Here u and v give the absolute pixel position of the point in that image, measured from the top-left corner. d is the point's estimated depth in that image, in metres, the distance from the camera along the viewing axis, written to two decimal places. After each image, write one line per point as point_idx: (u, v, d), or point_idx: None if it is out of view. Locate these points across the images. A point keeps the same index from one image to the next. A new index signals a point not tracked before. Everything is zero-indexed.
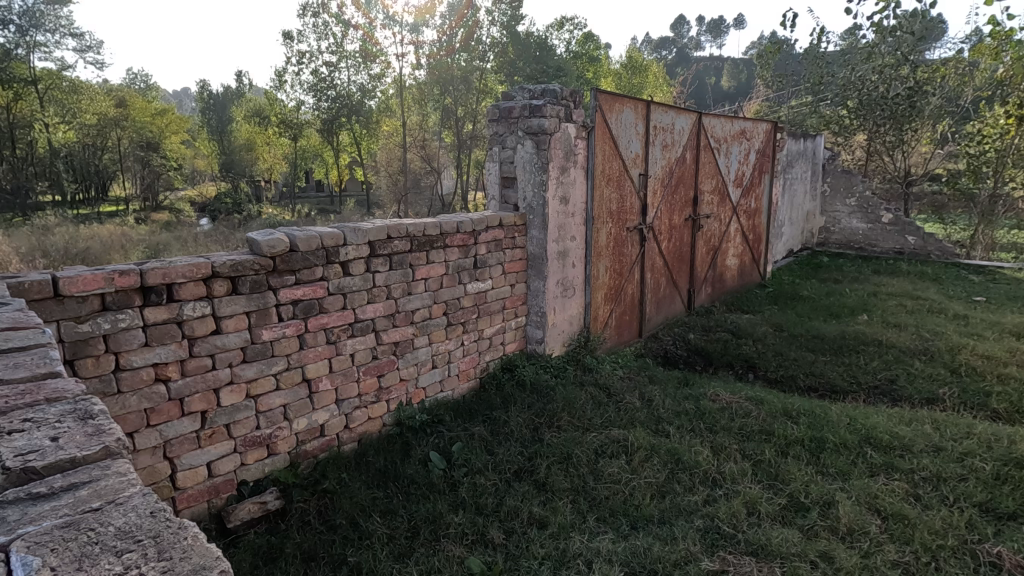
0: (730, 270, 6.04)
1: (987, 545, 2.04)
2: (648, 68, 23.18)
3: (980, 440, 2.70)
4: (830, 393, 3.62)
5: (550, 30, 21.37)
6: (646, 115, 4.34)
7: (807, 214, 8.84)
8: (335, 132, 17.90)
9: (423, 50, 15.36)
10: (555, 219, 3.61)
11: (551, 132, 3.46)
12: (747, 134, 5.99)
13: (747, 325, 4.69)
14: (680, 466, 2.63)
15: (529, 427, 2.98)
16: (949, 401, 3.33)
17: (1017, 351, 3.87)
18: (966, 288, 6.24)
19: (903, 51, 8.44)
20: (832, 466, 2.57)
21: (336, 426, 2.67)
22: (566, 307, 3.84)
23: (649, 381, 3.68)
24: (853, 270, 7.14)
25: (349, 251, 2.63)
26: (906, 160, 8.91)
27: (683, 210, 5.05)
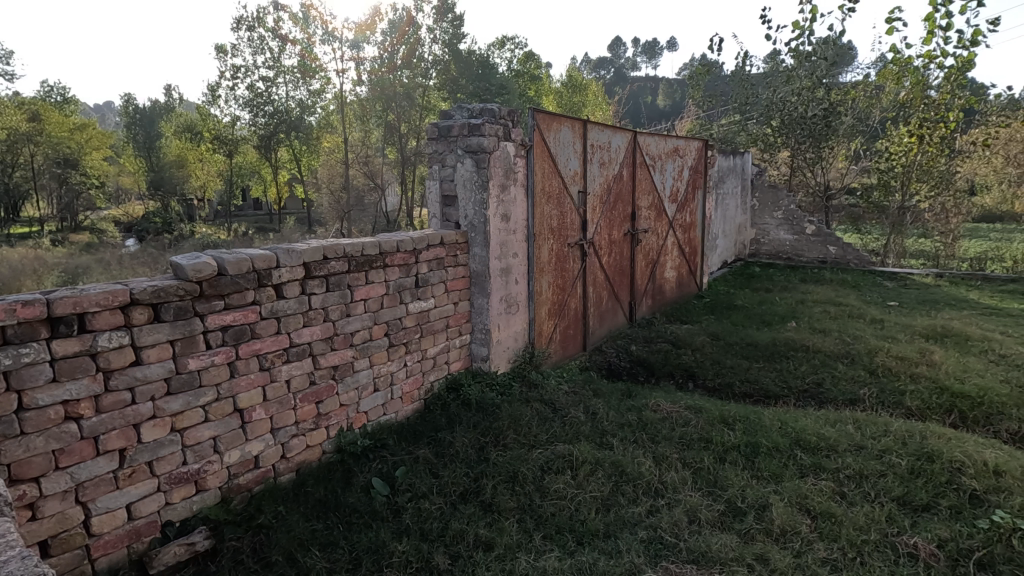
0: (669, 282, 6.25)
1: (905, 537, 2.17)
2: (588, 87, 23.92)
3: (896, 437, 2.88)
4: (763, 398, 3.79)
5: (492, 49, 21.71)
6: (583, 133, 4.46)
7: (739, 226, 9.31)
8: (273, 149, 17.38)
9: (364, 66, 15.24)
10: (497, 237, 3.62)
11: (490, 150, 3.48)
12: (680, 152, 6.26)
13: (686, 336, 4.85)
14: (623, 477, 2.66)
15: (474, 447, 2.95)
16: (869, 401, 3.55)
17: (927, 352, 4.19)
18: (882, 293, 6.72)
19: (817, 75, 9.00)
20: (765, 469, 2.68)
21: (272, 456, 2.55)
22: (510, 324, 3.85)
23: (593, 395, 3.72)
24: (782, 280, 7.56)
25: (283, 273, 2.53)
26: (825, 176, 9.58)
27: (622, 225, 5.20)
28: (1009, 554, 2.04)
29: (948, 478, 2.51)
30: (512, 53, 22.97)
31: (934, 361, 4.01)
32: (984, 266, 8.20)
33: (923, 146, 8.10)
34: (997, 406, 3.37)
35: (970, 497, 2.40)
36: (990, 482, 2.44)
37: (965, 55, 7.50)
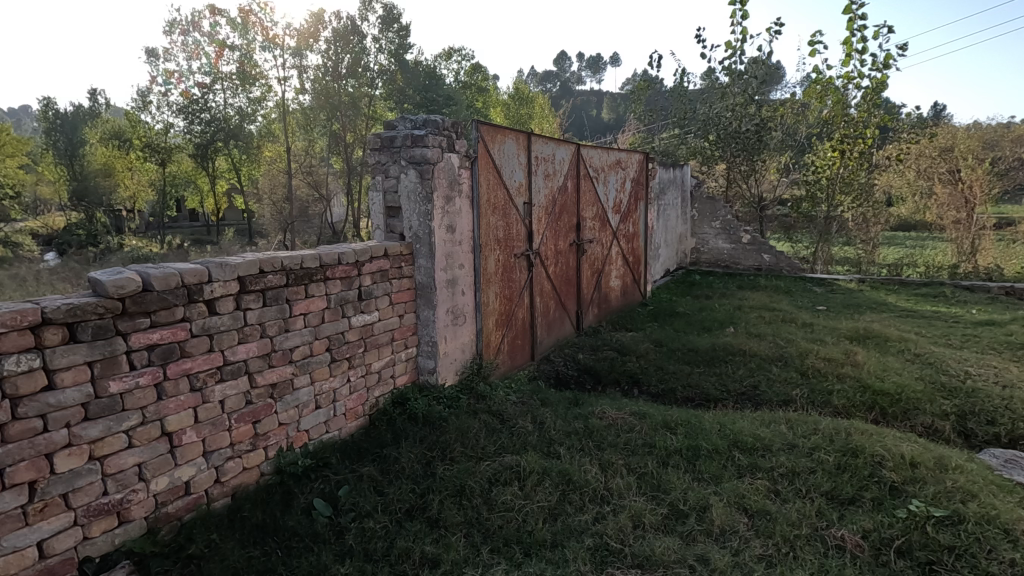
0: (614, 290, 6.39)
1: (833, 530, 2.29)
2: (535, 99, 24.32)
3: (824, 435, 3.04)
4: (704, 402, 3.93)
5: (438, 59, 21.75)
6: (527, 146, 4.51)
7: (680, 236, 9.65)
8: (210, 158, 16.66)
9: (307, 74, 14.89)
10: (442, 248, 3.60)
11: (434, 162, 3.47)
12: (623, 164, 6.44)
13: (630, 343, 4.97)
14: (570, 486, 2.69)
15: (421, 462, 2.90)
16: (800, 401, 3.74)
17: (851, 353, 4.47)
18: (812, 299, 7.12)
19: (749, 92, 9.50)
20: (706, 471, 2.77)
21: (204, 481, 2.41)
22: (457, 336, 3.82)
23: (541, 404, 3.75)
24: (721, 287, 7.87)
25: (216, 288, 2.42)
26: (758, 187, 10.09)
27: (567, 236, 5.28)
28: (925, 540, 2.19)
29: (871, 471, 2.66)
30: (459, 65, 23.10)
31: (857, 361, 4.27)
32: (901, 271, 8.84)
33: (845, 161, 8.68)
34: (912, 401, 3.62)
35: (890, 488, 2.56)
36: (907, 473, 2.62)
37: (879, 76, 8.10)
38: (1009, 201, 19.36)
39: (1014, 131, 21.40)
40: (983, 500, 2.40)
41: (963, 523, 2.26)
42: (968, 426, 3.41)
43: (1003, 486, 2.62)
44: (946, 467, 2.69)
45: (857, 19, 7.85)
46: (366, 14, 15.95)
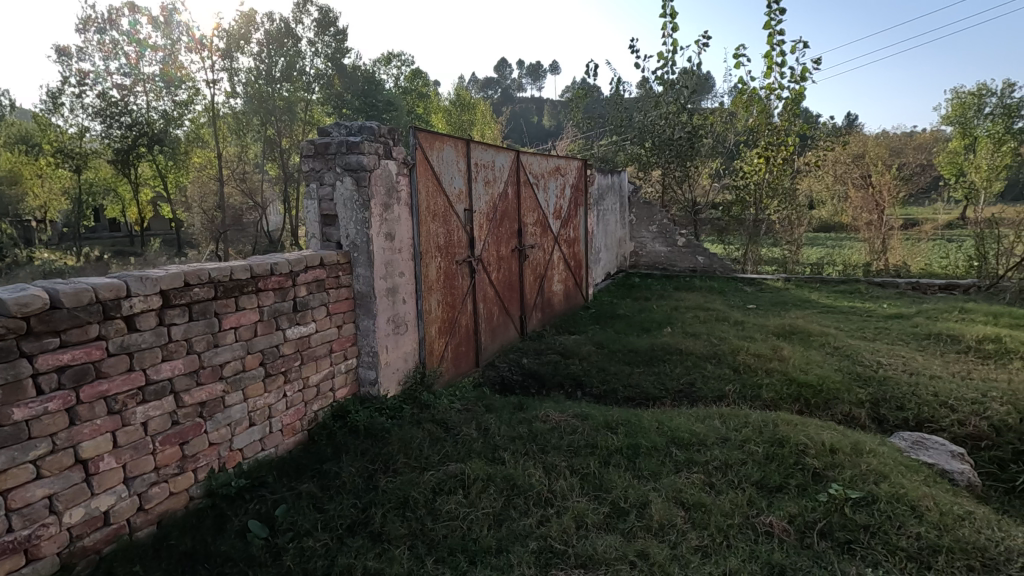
0: (556, 295, 6.49)
1: (763, 518, 2.41)
2: (476, 105, 24.41)
3: (754, 427, 3.20)
4: (644, 401, 4.05)
5: (377, 65, 21.48)
6: (467, 153, 4.52)
7: (620, 240, 9.91)
8: (133, 164, 15.69)
9: (238, 77, 14.33)
10: (381, 256, 3.54)
11: (371, 169, 3.41)
12: (562, 170, 6.57)
13: (573, 346, 5.05)
14: (515, 491, 2.70)
15: (363, 476, 2.84)
16: (733, 396, 3.92)
17: (778, 348, 4.74)
18: (743, 298, 7.49)
19: (681, 101, 9.92)
20: (645, 468, 2.85)
21: (126, 510, 2.26)
22: (399, 345, 3.76)
23: (485, 411, 3.75)
24: (659, 288, 8.15)
25: (135, 303, 2.27)
26: (692, 192, 10.53)
27: (509, 242, 5.32)
28: (844, 521, 2.35)
29: (795, 459, 2.83)
30: (399, 70, 22.88)
31: (784, 356, 4.53)
32: (822, 269, 9.44)
33: (770, 167, 9.20)
34: (832, 391, 3.88)
35: (814, 475, 2.73)
36: (828, 459, 2.79)
37: (797, 88, 8.68)
38: (914, 203, 21.14)
39: (915, 139, 23.45)
40: (893, 480, 2.59)
41: (876, 503, 2.44)
42: (881, 412, 3.68)
43: (910, 466, 2.85)
44: (862, 451, 2.90)
45: (776, 34, 8.37)
46: (300, 16, 15.52)
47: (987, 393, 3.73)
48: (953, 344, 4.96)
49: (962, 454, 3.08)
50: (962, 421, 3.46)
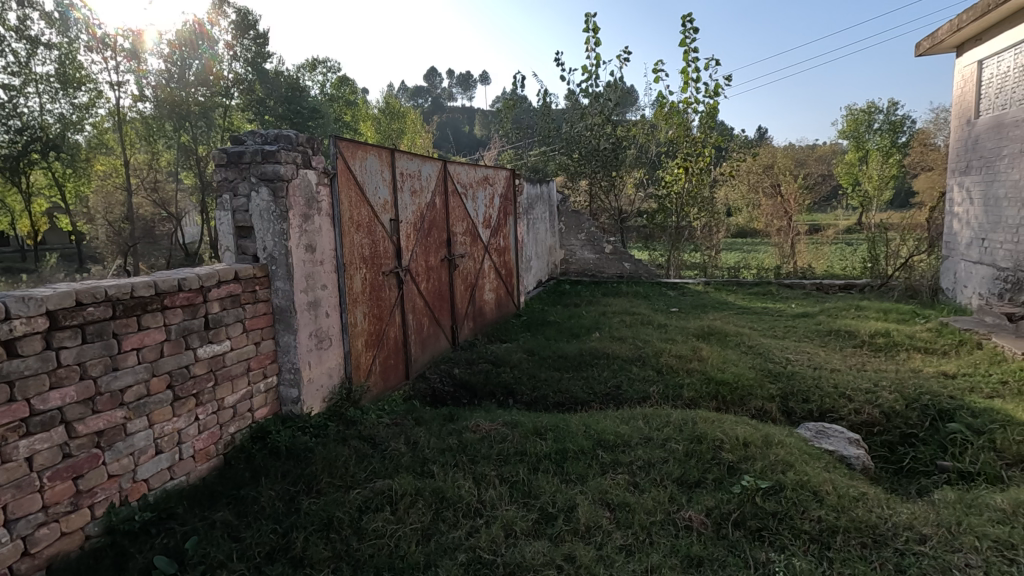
0: (488, 303, 6.51)
1: (683, 513, 2.52)
2: (406, 114, 24.18)
3: (675, 426, 3.34)
4: (573, 405, 4.14)
5: (301, 70, 20.84)
6: (391, 162, 4.46)
7: (551, 248, 10.07)
8: (24, 172, 14.24)
9: (148, 80, 13.44)
10: (301, 269, 3.41)
11: (289, 178, 3.29)
12: (490, 180, 6.61)
13: (504, 354, 5.08)
14: (444, 503, 2.68)
15: (283, 499, 2.72)
16: (656, 397, 4.09)
17: (697, 349, 4.97)
18: (666, 302, 7.83)
19: (606, 113, 10.29)
20: (572, 472, 2.91)
21: (8, 555, 2.02)
22: (323, 360, 3.63)
23: (415, 424, 3.70)
24: (588, 295, 8.37)
25: (17, 326, 2.05)
26: (618, 201, 10.91)
27: (438, 252, 5.29)
28: (755, 510, 2.49)
29: (712, 454, 2.98)
30: (324, 77, 22.31)
31: (703, 356, 4.77)
32: (738, 273, 10.04)
33: (689, 176, 9.72)
34: (746, 388, 4.13)
35: (728, 468, 2.88)
36: (741, 452, 2.95)
37: (711, 102, 9.25)
38: (818, 210, 22.96)
39: (817, 150, 25.54)
40: (798, 468, 2.79)
41: (783, 490, 2.61)
42: (789, 405, 3.95)
43: (813, 454, 3.07)
44: (771, 443, 3.09)
45: (691, 51, 8.89)
46: (216, 16, 14.80)
47: (879, 383, 4.10)
48: (850, 339, 5.41)
49: (858, 440, 3.36)
50: (858, 409, 3.77)
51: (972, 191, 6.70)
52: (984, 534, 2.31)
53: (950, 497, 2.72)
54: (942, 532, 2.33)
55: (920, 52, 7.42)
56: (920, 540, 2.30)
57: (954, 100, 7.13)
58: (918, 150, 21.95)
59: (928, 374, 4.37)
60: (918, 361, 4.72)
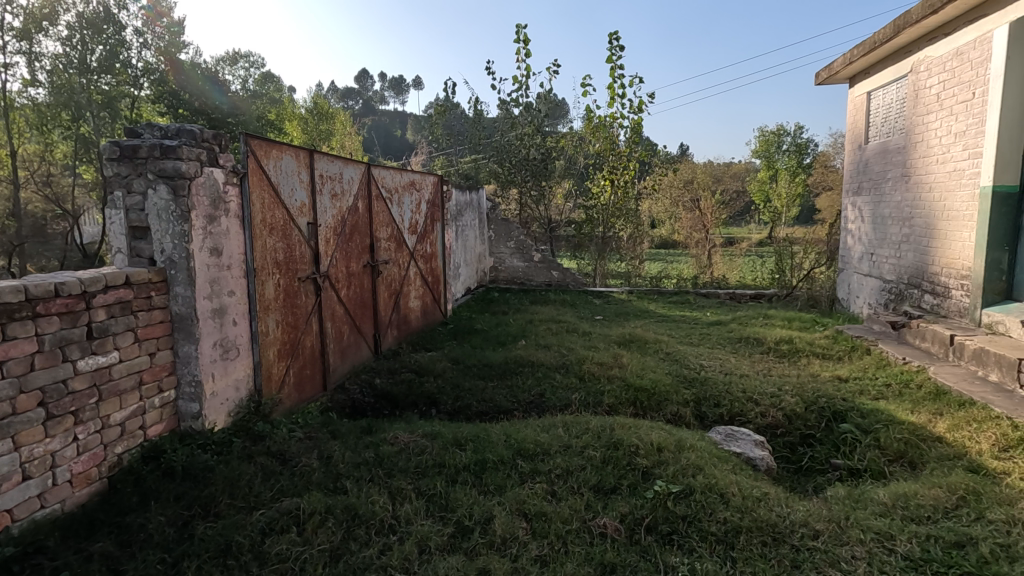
0: (413, 311, 6.38)
1: (599, 520, 2.54)
2: (336, 115, 23.50)
3: (593, 433, 3.39)
4: (496, 414, 4.11)
5: (219, 63, 19.74)
6: (310, 164, 4.28)
7: (480, 255, 10.00)
8: None
9: (41, 62, 12.22)
10: (204, 274, 3.16)
11: (191, 176, 3.06)
12: (417, 186, 6.50)
13: (428, 362, 4.98)
14: (356, 521, 2.55)
15: (174, 525, 2.50)
16: (577, 404, 4.14)
17: (618, 356, 5.10)
18: (591, 310, 8.00)
19: (536, 123, 10.41)
20: (491, 483, 2.88)
21: None
22: (228, 371, 3.39)
23: (330, 437, 3.54)
24: (516, 303, 8.40)
25: None
26: (547, 210, 11.06)
27: (360, 258, 5.11)
28: (666, 514, 2.57)
29: (628, 460, 3.04)
30: (246, 72, 21.31)
31: (623, 363, 4.90)
32: (661, 283, 10.44)
33: (614, 188, 10.03)
34: (663, 393, 4.27)
35: (643, 473, 2.94)
36: (655, 457, 3.04)
37: (636, 118, 9.64)
38: (734, 225, 24.53)
39: (732, 168, 27.21)
40: (707, 471, 2.90)
41: (693, 494, 2.71)
42: (702, 410, 4.12)
43: (721, 456, 3.22)
44: (683, 448, 3.20)
45: (617, 68, 9.28)
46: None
47: (782, 387, 4.36)
48: (758, 346, 5.75)
49: (763, 441, 3.56)
50: (764, 412, 3.99)
51: (862, 211, 7.34)
52: (868, 527, 2.49)
53: (841, 493, 2.92)
54: (832, 527, 2.49)
55: (819, 80, 8.06)
56: (813, 535, 2.44)
57: (847, 127, 7.80)
58: (822, 171, 24.04)
59: (825, 379, 4.71)
60: (816, 366, 5.08)
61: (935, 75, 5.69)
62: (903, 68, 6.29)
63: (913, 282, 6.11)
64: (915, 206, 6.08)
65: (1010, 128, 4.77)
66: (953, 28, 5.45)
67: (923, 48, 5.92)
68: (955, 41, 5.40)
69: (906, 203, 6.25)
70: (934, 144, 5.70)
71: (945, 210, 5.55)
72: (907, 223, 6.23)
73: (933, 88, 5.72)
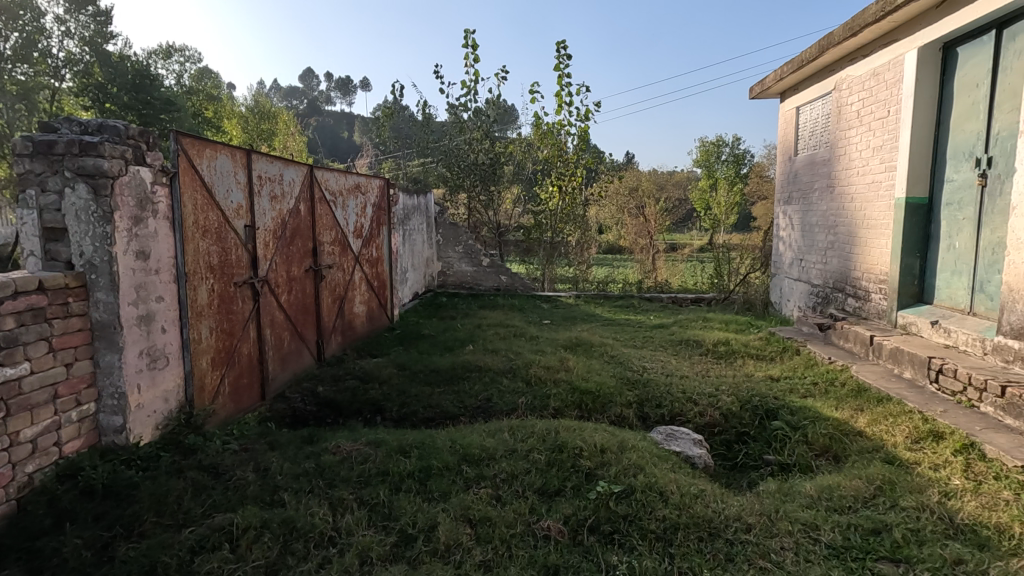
0: (358, 316, 6.25)
1: (544, 523, 2.56)
2: (279, 115, 22.80)
3: (538, 436, 3.41)
4: (442, 420, 4.07)
5: (152, 57, 18.77)
6: (247, 164, 4.12)
7: (428, 260, 9.91)
8: None
9: None
10: (129, 279, 2.98)
11: (114, 175, 2.88)
12: (362, 188, 6.38)
13: (373, 369, 4.87)
14: (293, 534, 2.47)
15: (93, 547, 2.34)
16: (524, 408, 4.16)
17: (564, 360, 5.17)
18: (539, 314, 8.08)
19: (484, 129, 10.44)
20: (436, 490, 2.85)
21: None
22: (156, 382, 3.20)
23: (268, 449, 3.40)
24: (464, 307, 8.38)
25: None
26: (496, 215, 11.10)
27: (301, 262, 4.96)
28: (608, 514, 2.62)
29: (572, 462, 3.08)
30: (182, 67, 20.38)
31: (569, 366, 4.97)
32: (607, 287, 10.67)
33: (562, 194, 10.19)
34: (607, 396, 4.36)
35: (586, 475, 2.99)
36: (598, 459, 3.09)
37: (583, 126, 9.85)
38: (678, 232, 25.42)
39: (675, 177, 28.23)
40: (647, 471, 2.98)
41: (634, 493, 2.78)
42: (645, 411, 4.24)
43: (661, 456, 3.31)
44: (625, 448, 3.27)
45: (564, 76, 9.46)
46: None
47: (719, 387, 4.55)
48: (697, 348, 5.97)
49: (701, 440, 3.69)
50: (702, 411, 4.15)
51: (792, 219, 7.77)
52: (795, 519, 2.63)
53: (771, 488, 3.07)
54: (763, 520, 2.61)
55: (753, 95, 8.48)
56: (746, 529, 2.55)
57: (779, 140, 8.24)
58: (758, 183, 25.33)
59: (758, 378, 4.95)
60: (751, 367, 5.33)
61: (855, 93, 6.11)
62: (827, 86, 6.72)
63: (838, 286, 6.52)
64: (838, 215, 6.49)
65: (920, 144, 5.17)
66: (871, 50, 5.87)
67: (845, 67, 6.34)
68: (872, 62, 5.82)
69: (831, 212, 6.66)
70: (855, 157, 6.11)
71: (865, 219, 5.96)
72: (832, 231, 6.65)
73: (853, 106, 6.14)
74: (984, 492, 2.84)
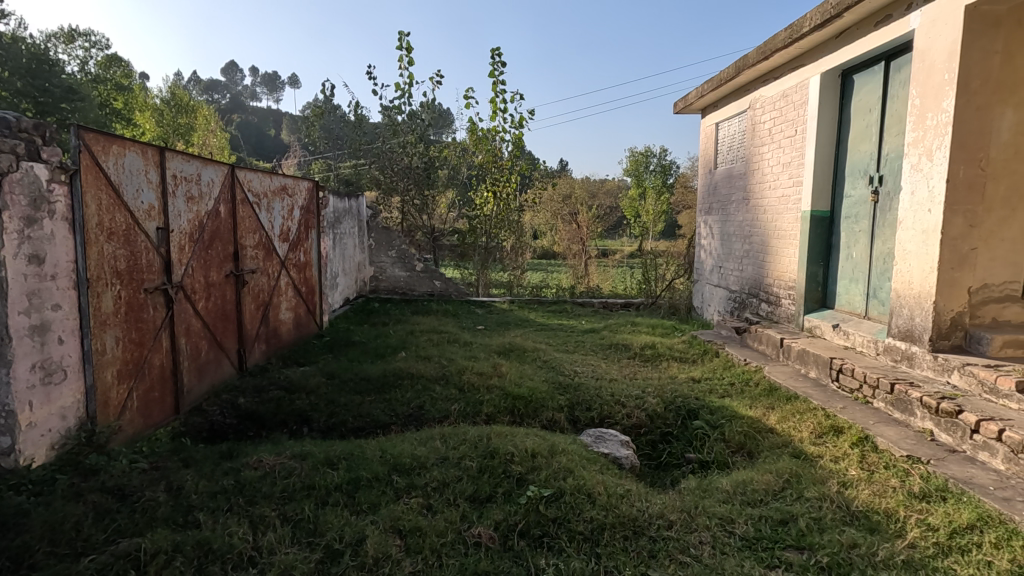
0: (284, 323, 5.99)
1: (474, 530, 2.56)
2: (198, 109, 21.48)
3: (470, 443, 3.41)
4: (372, 430, 3.98)
5: (51, 41, 17.17)
6: (159, 163, 3.87)
7: (359, 264, 9.66)
8: None
9: None
10: (19, 285, 2.71)
11: (2, 171, 2.61)
12: (289, 191, 6.14)
13: (299, 378, 4.69)
14: (210, 557, 2.33)
15: None
16: (456, 415, 4.15)
17: (497, 365, 5.19)
18: (474, 319, 8.08)
19: (419, 132, 10.33)
20: (364, 502, 2.78)
21: None
22: (52, 398, 2.93)
23: (181, 466, 3.19)
24: (396, 313, 8.23)
25: None
26: (430, 220, 11.00)
27: (221, 266, 4.70)
28: (538, 518, 2.66)
29: (503, 468, 3.10)
30: (86, 53, 18.77)
31: (502, 372, 5.00)
32: (541, 292, 10.83)
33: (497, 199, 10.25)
34: (539, 401, 4.42)
35: (517, 480, 3.02)
36: (529, 463, 3.13)
37: (517, 133, 9.98)
38: (609, 238, 26.19)
39: (607, 185, 29.12)
40: (577, 473, 3.05)
41: (563, 496, 2.84)
42: (575, 414, 4.34)
43: (590, 458, 3.41)
44: (555, 452, 3.34)
45: (498, 84, 9.56)
46: None
47: (645, 389, 4.73)
48: (626, 351, 6.18)
49: (627, 441, 3.82)
50: (629, 413, 4.30)
51: (713, 228, 8.22)
52: (713, 514, 2.78)
53: (692, 484, 3.23)
54: (684, 516, 2.74)
55: (677, 110, 8.92)
56: (667, 525, 2.67)
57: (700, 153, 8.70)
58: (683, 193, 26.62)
59: (682, 380, 5.19)
60: (675, 369, 5.58)
61: (768, 112, 6.56)
62: (743, 104, 7.18)
63: (753, 292, 6.96)
64: (753, 226, 6.94)
65: (822, 162, 5.63)
66: (781, 73, 6.33)
67: (758, 88, 6.80)
68: (782, 84, 6.28)
69: (746, 222, 7.11)
70: (767, 172, 6.56)
71: (776, 229, 6.40)
72: (747, 240, 7.09)
73: (766, 124, 6.59)
74: (876, 480, 3.13)
